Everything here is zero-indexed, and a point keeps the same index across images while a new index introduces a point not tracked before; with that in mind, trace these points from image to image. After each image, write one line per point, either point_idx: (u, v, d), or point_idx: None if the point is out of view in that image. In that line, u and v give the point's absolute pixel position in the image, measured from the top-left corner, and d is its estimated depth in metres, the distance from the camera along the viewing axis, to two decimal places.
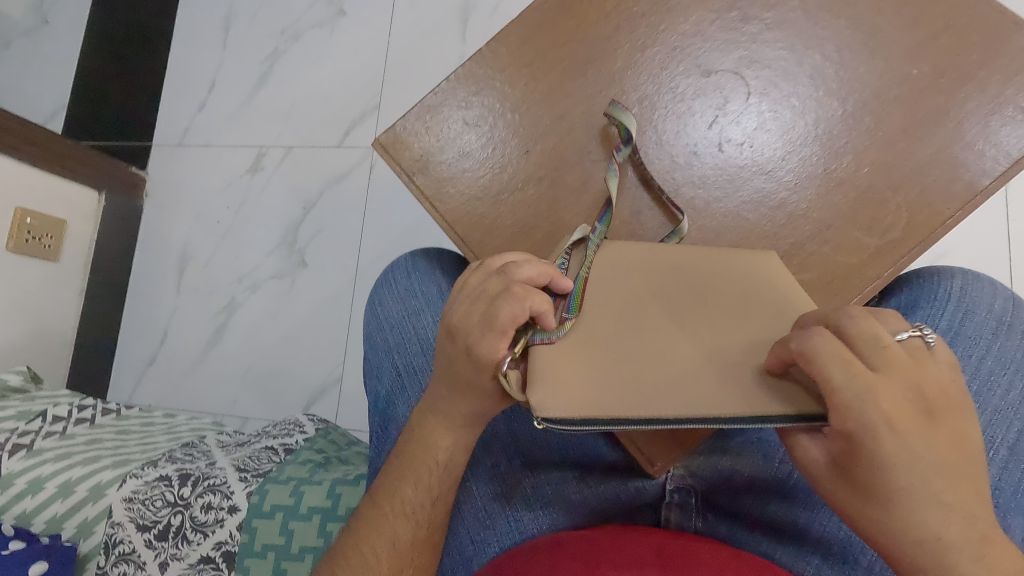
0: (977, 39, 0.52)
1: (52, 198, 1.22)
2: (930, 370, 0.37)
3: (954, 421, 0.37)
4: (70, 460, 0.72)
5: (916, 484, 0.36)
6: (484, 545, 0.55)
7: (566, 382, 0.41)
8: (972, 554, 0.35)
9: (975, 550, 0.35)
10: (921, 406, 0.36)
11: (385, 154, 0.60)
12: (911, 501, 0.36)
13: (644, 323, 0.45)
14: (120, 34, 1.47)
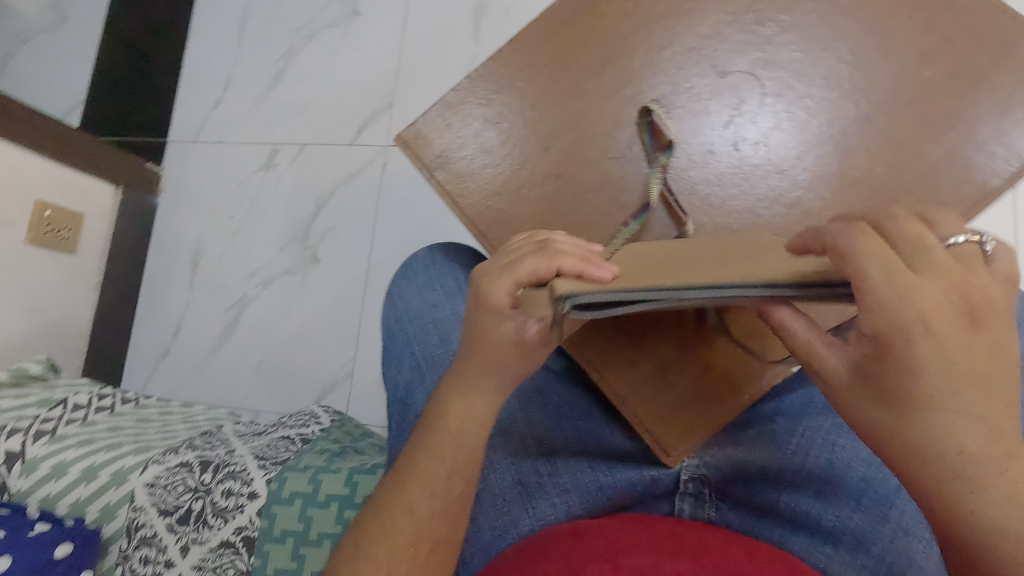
0: (988, 43, 0.54)
1: (70, 191, 1.24)
2: (979, 277, 0.36)
3: (994, 328, 0.36)
4: (93, 446, 0.73)
5: (944, 390, 0.36)
6: (502, 532, 0.56)
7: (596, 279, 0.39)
8: (986, 454, 0.36)
9: (989, 450, 0.36)
10: (964, 311, 0.35)
11: (407, 149, 0.62)
12: (930, 404, 0.36)
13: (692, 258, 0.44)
14: (137, 32, 1.49)
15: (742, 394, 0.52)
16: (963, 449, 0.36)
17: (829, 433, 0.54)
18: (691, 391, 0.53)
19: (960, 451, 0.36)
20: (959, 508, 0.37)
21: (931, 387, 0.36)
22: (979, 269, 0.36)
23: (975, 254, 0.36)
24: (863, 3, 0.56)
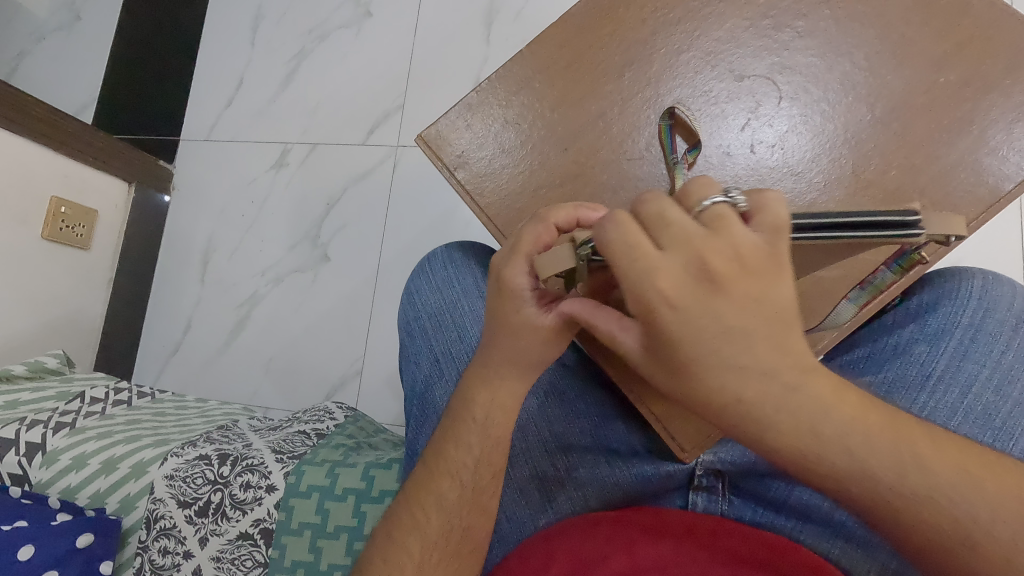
0: (1001, 49, 0.55)
1: (85, 188, 1.25)
2: (720, 238, 0.33)
3: (743, 286, 0.34)
4: (112, 439, 0.74)
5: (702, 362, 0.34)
6: (521, 524, 0.58)
7: None
8: (772, 407, 0.34)
9: (776, 403, 0.34)
10: (701, 277, 0.33)
11: (427, 149, 0.63)
12: (706, 370, 0.34)
13: None
14: (150, 31, 1.50)
15: None
16: (756, 415, 0.34)
17: None
18: None
19: (752, 417, 0.34)
20: (779, 460, 0.35)
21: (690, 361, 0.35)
22: (726, 229, 0.33)
23: (725, 212, 0.34)
24: (878, 10, 0.57)
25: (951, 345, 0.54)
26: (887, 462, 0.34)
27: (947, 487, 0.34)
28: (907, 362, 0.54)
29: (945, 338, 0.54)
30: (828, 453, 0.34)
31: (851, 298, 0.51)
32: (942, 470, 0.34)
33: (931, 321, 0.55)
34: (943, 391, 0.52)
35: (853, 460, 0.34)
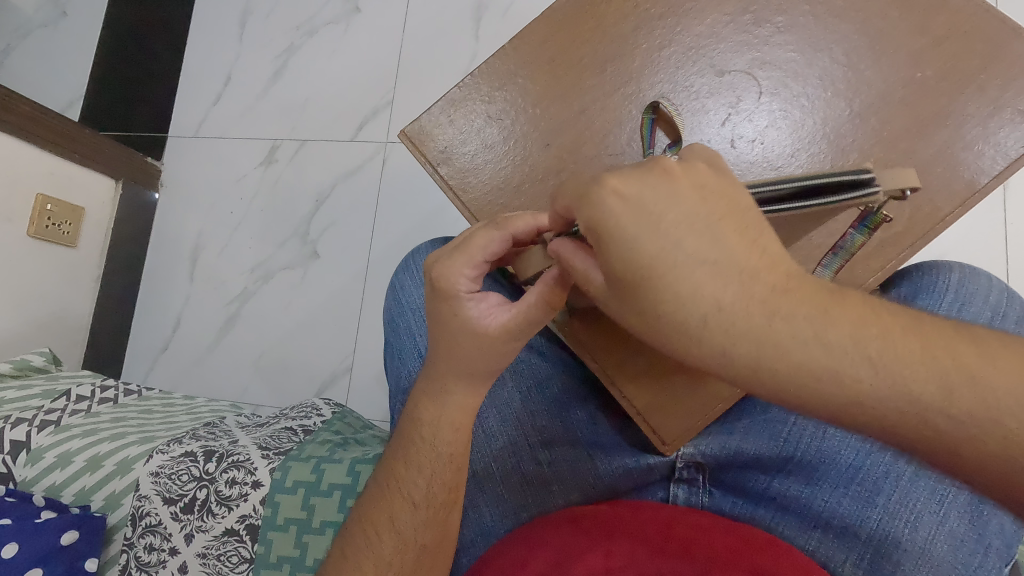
0: (977, 45, 0.55)
1: (71, 185, 1.24)
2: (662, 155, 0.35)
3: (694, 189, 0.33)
4: (97, 436, 0.74)
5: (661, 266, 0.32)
6: (504, 516, 0.59)
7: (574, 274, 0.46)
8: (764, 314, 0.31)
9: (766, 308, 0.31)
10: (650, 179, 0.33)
11: (410, 145, 0.63)
12: (680, 273, 0.31)
13: None
14: (136, 26, 1.49)
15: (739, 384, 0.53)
16: (741, 328, 0.31)
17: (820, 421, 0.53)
18: (690, 374, 0.53)
19: (735, 325, 0.31)
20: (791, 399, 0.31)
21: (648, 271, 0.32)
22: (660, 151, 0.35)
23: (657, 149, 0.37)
24: (857, 4, 0.58)
25: None
26: (927, 381, 0.30)
27: (1009, 405, 0.29)
28: None
29: None
30: (840, 364, 0.30)
31: (827, 265, 0.50)
32: (993, 378, 0.29)
33: None
34: None
35: (878, 372, 0.30)
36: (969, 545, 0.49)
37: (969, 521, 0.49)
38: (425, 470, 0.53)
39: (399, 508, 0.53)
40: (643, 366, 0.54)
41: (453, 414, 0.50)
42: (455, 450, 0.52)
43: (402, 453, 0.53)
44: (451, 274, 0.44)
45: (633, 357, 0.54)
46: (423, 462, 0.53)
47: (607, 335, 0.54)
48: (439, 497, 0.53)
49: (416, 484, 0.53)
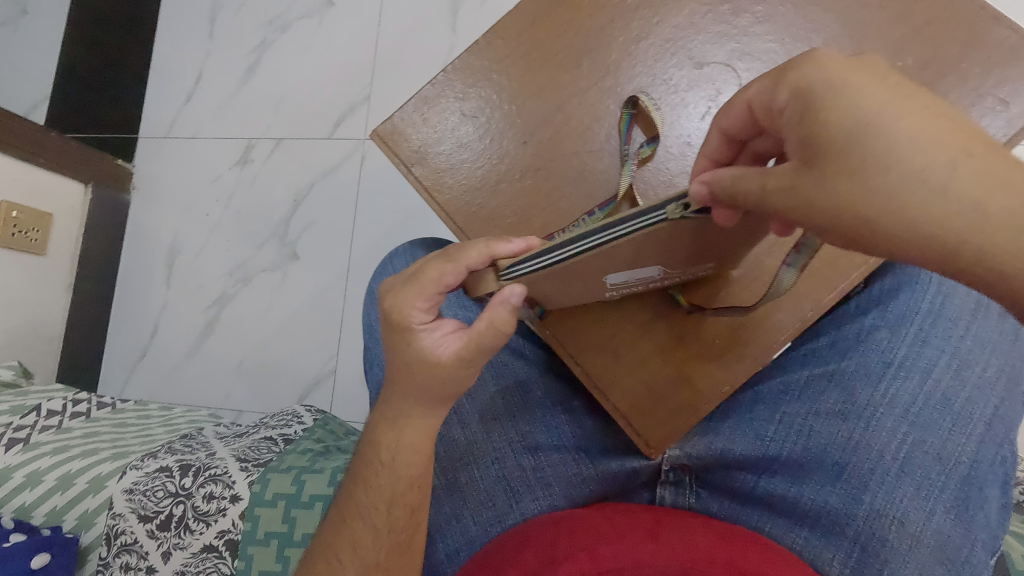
0: (958, 31, 0.54)
1: (37, 191, 1.19)
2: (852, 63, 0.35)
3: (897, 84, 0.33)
4: (68, 454, 0.72)
5: (892, 116, 0.30)
6: (489, 525, 0.57)
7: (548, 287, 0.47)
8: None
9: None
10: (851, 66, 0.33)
11: (383, 145, 0.61)
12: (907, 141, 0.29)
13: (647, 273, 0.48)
14: (101, 23, 1.43)
15: (722, 385, 0.53)
16: (996, 180, 0.28)
17: (806, 418, 0.53)
18: (673, 379, 0.53)
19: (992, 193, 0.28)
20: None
21: (876, 125, 0.30)
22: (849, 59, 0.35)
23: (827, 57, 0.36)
24: None
25: (911, 332, 0.54)
26: None
27: None
28: (869, 349, 0.54)
29: (905, 326, 0.54)
30: None
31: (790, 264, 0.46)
32: None
33: (891, 308, 0.55)
34: (904, 378, 0.52)
35: None
36: (956, 541, 0.48)
37: (955, 516, 0.49)
38: (386, 490, 0.51)
39: (365, 532, 0.51)
40: (625, 370, 0.54)
41: (421, 429, 0.50)
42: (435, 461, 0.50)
43: (370, 467, 0.51)
44: (403, 306, 0.46)
45: (615, 361, 0.54)
46: (386, 480, 0.51)
47: (587, 340, 0.54)
48: (408, 508, 0.51)
49: (377, 506, 0.51)
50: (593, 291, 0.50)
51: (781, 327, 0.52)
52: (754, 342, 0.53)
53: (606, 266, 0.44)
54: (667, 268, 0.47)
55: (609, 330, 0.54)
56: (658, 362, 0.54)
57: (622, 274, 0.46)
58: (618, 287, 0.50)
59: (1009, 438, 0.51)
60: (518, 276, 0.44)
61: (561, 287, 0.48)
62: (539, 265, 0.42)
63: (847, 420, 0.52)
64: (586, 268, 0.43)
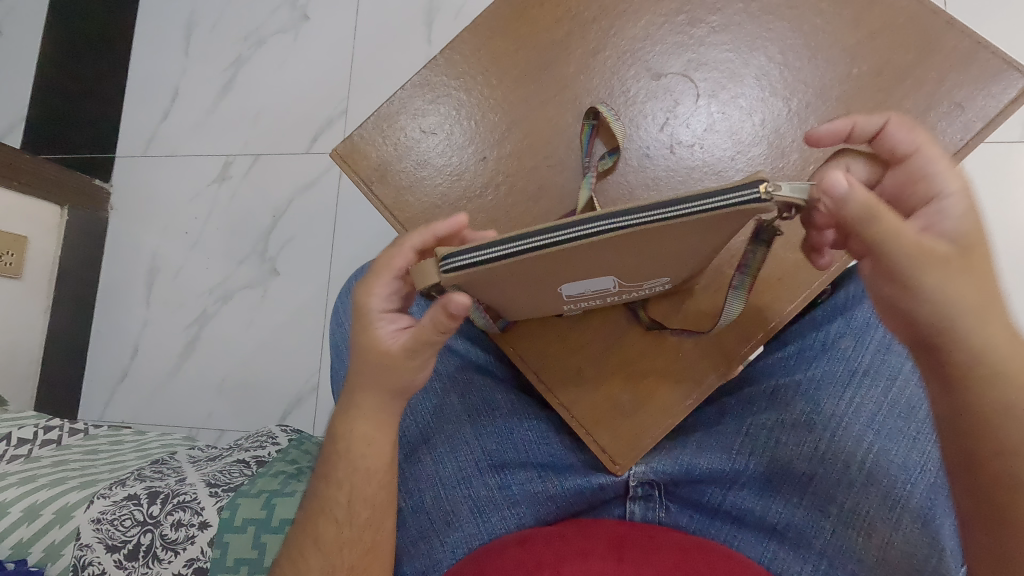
0: (912, 38, 0.54)
1: (11, 213, 1.18)
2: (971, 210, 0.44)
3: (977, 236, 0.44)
4: (35, 484, 0.70)
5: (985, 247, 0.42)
6: (454, 547, 0.56)
7: (499, 290, 0.46)
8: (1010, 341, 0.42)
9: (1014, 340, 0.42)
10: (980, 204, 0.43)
11: (343, 164, 0.60)
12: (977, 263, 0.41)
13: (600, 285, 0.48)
14: (75, 42, 1.43)
15: (686, 397, 0.53)
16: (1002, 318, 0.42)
17: (772, 429, 0.53)
18: (636, 392, 0.53)
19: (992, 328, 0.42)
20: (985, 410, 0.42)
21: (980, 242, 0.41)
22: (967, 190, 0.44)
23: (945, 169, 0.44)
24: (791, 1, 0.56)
25: (874, 339, 0.54)
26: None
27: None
28: (833, 358, 0.54)
29: (869, 333, 0.54)
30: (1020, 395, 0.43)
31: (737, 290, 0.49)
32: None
33: (856, 316, 0.55)
34: (868, 386, 0.52)
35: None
36: (925, 552, 0.47)
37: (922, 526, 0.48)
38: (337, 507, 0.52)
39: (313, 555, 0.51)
40: (587, 385, 0.54)
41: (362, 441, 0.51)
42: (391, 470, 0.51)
43: (323, 483, 0.52)
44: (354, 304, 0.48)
45: (577, 375, 0.54)
46: None
47: (549, 353, 0.55)
48: (362, 517, 0.52)
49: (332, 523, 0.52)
50: (549, 303, 0.50)
51: (736, 339, 0.52)
52: (710, 354, 0.53)
53: (555, 273, 0.44)
54: (620, 282, 0.47)
55: (574, 342, 0.55)
56: (620, 376, 0.54)
57: (575, 285, 0.47)
58: (573, 300, 0.50)
59: None
60: (458, 269, 0.41)
61: (512, 294, 0.47)
62: (492, 259, 0.40)
63: (813, 430, 0.52)
64: (539, 270, 0.42)
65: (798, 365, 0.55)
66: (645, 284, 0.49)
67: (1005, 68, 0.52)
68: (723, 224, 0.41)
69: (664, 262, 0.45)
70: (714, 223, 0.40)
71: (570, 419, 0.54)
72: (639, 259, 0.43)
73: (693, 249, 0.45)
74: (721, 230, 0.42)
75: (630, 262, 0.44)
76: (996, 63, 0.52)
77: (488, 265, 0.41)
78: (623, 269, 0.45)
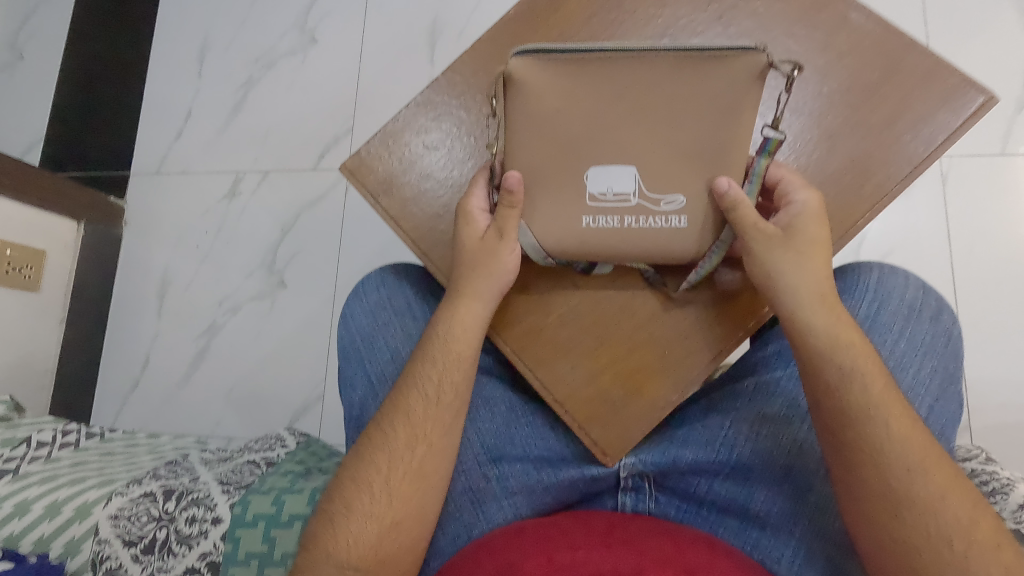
0: (878, 58, 0.58)
1: (32, 229, 1.23)
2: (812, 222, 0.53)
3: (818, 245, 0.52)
4: (55, 483, 0.74)
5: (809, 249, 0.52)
6: (456, 535, 0.60)
7: (545, 139, 0.54)
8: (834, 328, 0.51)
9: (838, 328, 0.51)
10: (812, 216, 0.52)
11: (351, 178, 0.64)
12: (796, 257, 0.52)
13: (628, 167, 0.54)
14: (93, 66, 1.49)
15: (672, 391, 0.57)
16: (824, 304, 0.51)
17: (754, 423, 0.56)
18: (626, 387, 0.57)
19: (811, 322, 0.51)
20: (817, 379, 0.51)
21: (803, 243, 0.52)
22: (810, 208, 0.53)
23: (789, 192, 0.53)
24: (766, 25, 0.61)
25: None
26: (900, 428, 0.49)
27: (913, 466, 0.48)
28: None
29: None
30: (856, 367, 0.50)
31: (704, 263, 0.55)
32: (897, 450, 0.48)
33: None
34: None
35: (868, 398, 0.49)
36: None
37: None
38: (344, 500, 0.55)
39: (327, 546, 0.53)
40: (579, 380, 0.58)
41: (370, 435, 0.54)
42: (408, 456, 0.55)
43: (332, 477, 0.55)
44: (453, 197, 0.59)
45: (570, 371, 0.58)
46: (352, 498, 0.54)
47: (544, 350, 0.59)
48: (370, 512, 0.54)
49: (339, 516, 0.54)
50: (572, 206, 0.55)
51: (726, 329, 0.56)
52: (691, 354, 0.57)
53: (598, 118, 0.53)
54: (640, 180, 0.54)
55: (570, 338, 0.59)
56: (612, 372, 0.58)
57: (601, 167, 0.54)
58: (594, 205, 0.55)
59: (946, 436, 0.54)
60: (528, 61, 0.52)
61: (548, 163, 0.55)
62: (556, 54, 0.52)
63: (792, 424, 0.55)
64: (586, 105, 0.53)
65: (778, 362, 0.59)
66: (662, 199, 0.54)
67: (965, 86, 0.56)
68: (730, 101, 0.52)
69: (683, 148, 0.53)
70: (719, 89, 0.51)
71: (563, 412, 0.58)
72: (665, 125, 0.53)
73: (710, 142, 0.53)
74: (725, 115, 0.52)
75: (657, 128, 0.53)
76: (956, 81, 0.56)
77: (552, 65, 0.52)
78: (650, 139, 0.53)
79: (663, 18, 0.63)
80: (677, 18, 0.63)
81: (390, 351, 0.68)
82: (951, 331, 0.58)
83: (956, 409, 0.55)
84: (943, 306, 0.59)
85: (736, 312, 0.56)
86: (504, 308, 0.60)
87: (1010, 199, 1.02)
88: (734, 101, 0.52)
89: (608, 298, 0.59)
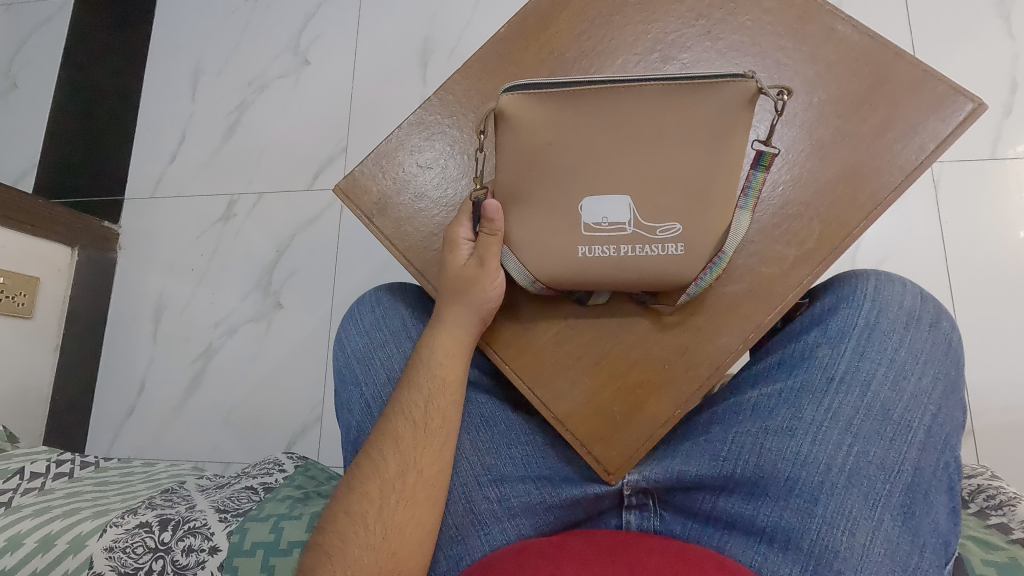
0: (866, 68, 0.58)
1: (25, 256, 1.22)
2: None
3: None
4: (49, 514, 0.72)
5: None
6: (458, 559, 0.58)
7: (537, 168, 0.55)
8: None
9: None
10: None
11: (345, 199, 0.64)
12: None
13: (622, 194, 0.54)
14: (87, 92, 1.49)
15: (673, 408, 0.56)
16: None
17: (758, 436, 0.56)
18: (626, 405, 0.57)
19: None
20: None
21: None
22: None
23: None
24: (755, 38, 0.61)
25: (850, 347, 0.57)
26: None
27: None
28: (813, 366, 0.57)
29: (844, 341, 0.57)
30: None
31: (701, 280, 0.55)
32: None
33: (831, 325, 0.58)
34: (846, 392, 0.55)
35: None
36: (904, 549, 0.51)
37: (901, 523, 0.52)
38: (342, 527, 0.54)
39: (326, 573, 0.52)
40: (579, 397, 0.58)
41: None
42: (406, 477, 0.55)
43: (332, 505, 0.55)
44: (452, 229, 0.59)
45: (570, 389, 0.58)
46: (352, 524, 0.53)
47: (542, 368, 0.58)
48: (368, 538, 0.53)
49: (338, 544, 0.53)
50: (568, 234, 0.55)
51: (726, 343, 0.56)
52: (691, 370, 0.56)
53: (589, 145, 0.54)
54: (635, 209, 0.54)
55: (569, 355, 0.58)
56: (612, 389, 0.57)
57: (594, 197, 0.54)
58: (590, 235, 0.55)
59: (951, 445, 0.54)
60: (518, 94, 0.53)
61: (544, 194, 0.55)
62: (545, 87, 0.53)
63: (795, 436, 0.55)
64: (578, 133, 0.54)
65: (774, 375, 0.59)
66: (657, 227, 0.54)
67: (953, 93, 0.56)
68: (723, 123, 0.52)
69: (676, 173, 0.54)
70: (707, 115, 0.52)
71: (565, 431, 0.57)
72: (656, 150, 0.53)
73: (703, 166, 0.53)
74: (716, 142, 0.52)
75: (649, 152, 0.53)
76: (944, 89, 0.56)
77: (541, 96, 0.53)
78: (642, 164, 0.54)
79: (653, 34, 0.63)
80: (665, 33, 0.63)
81: (386, 368, 0.67)
82: (951, 338, 0.58)
83: (959, 417, 0.56)
84: (942, 312, 0.59)
85: (734, 326, 0.56)
86: (501, 329, 0.60)
87: (1001, 202, 1.02)
88: (727, 122, 0.52)
89: (607, 314, 0.58)
